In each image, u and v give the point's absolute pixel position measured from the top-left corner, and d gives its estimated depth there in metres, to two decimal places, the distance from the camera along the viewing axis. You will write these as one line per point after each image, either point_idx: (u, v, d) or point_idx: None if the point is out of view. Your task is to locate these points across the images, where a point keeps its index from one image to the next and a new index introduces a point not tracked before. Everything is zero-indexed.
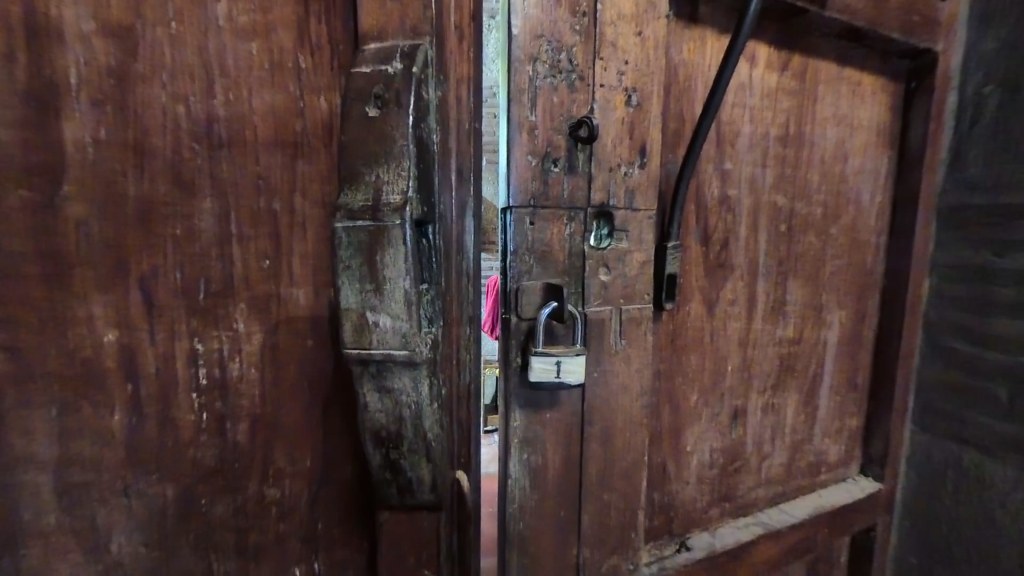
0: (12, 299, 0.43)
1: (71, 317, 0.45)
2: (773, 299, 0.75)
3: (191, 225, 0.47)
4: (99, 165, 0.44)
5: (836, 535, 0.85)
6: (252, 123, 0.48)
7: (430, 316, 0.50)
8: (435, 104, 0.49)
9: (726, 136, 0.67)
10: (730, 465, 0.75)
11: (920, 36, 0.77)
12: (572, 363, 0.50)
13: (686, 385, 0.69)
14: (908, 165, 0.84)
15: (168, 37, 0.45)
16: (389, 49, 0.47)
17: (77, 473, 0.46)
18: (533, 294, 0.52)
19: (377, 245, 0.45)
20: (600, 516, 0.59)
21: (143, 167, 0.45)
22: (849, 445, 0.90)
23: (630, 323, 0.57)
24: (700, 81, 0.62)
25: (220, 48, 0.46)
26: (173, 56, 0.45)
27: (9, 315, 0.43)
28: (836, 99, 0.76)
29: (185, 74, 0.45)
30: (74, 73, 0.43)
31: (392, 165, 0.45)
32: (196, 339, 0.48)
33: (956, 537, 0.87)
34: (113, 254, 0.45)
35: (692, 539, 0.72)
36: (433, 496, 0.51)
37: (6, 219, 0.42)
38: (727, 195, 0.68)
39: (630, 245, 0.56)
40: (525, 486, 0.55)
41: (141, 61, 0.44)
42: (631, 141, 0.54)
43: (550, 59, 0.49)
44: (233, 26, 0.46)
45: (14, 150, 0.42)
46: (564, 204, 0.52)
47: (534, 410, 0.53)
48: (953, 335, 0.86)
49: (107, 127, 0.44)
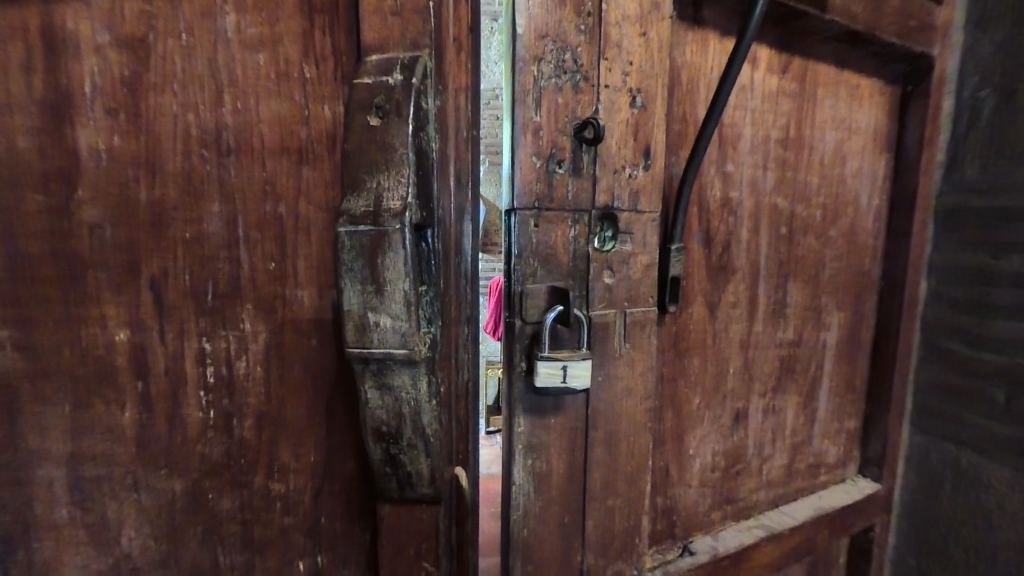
0: (28, 299, 0.44)
1: (85, 316, 0.45)
2: (774, 301, 0.75)
3: (200, 228, 0.46)
4: (113, 170, 0.44)
5: (835, 536, 0.85)
6: (259, 132, 0.47)
7: (432, 318, 0.49)
8: (434, 113, 0.48)
9: (728, 139, 0.67)
10: (732, 468, 0.75)
11: (917, 40, 0.78)
12: (578, 367, 0.49)
13: (688, 387, 0.68)
14: (905, 168, 0.84)
15: (179, 49, 0.44)
16: (390, 60, 0.46)
17: (84, 472, 0.46)
18: (538, 297, 0.51)
19: (378, 249, 0.45)
20: (605, 520, 0.58)
21: (155, 172, 0.45)
22: (847, 446, 0.90)
23: (634, 326, 0.57)
24: (703, 82, 0.62)
25: (229, 60, 0.45)
26: (183, 67, 0.44)
27: (25, 315, 0.44)
28: (834, 102, 0.77)
29: (196, 84, 0.45)
30: (89, 81, 0.43)
31: (392, 172, 0.45)
32: (205, 339, 0.47)
33: (954, 536, 0.88)
34: (124, 258, 0.45)
35: (695, 543, 0.71)
36: (433, 490, 0.50)
37: (24, 221, 0.43)
38: (729, 197, 0.68)
39: (634, 247, 0.56)
40: (528, 490, 0.54)
41: (154, 71, 0.44)
42: (636, 142, 0.54)
43: (555, 59, 0.49)
44: (242, 38, 0.45)
45: (33, 156, 0.43)
46: (569, 207, 0.52)
47: (538, 415, 0.53)
48: (950, 337, 0.87)
49: (120, 134, 0.44)
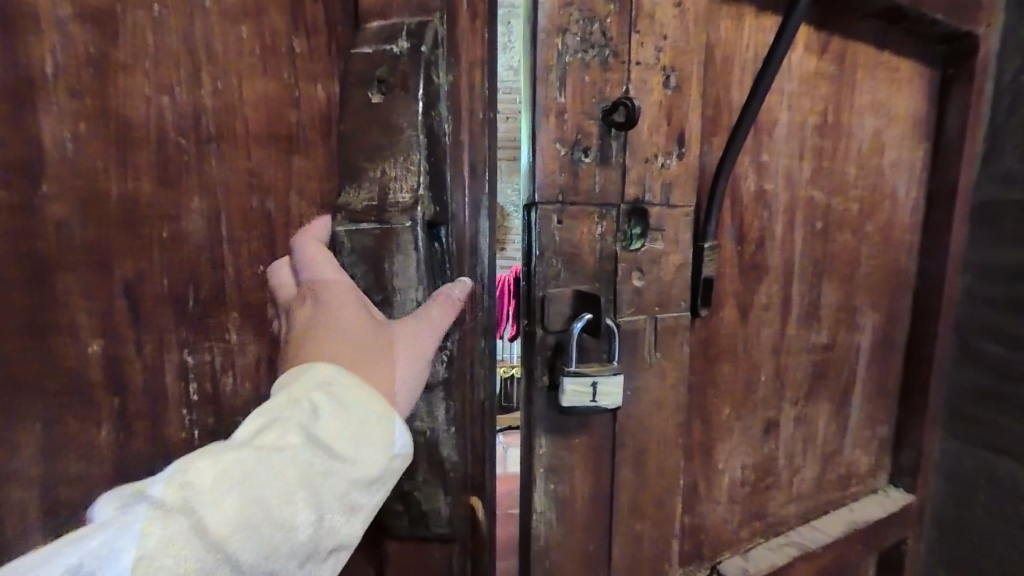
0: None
1: (53, 322, 0.38)
2: (808, 303, 0.70)
3: (179, 226, 0.40)
4: (82, 161, 0.37)
5: (867, 550, 0.80)
6: (243, 116, 0.40)
7: (453, 323, 0.41)
8: (445, 90, 0.41)
9: (763, 125, 0.61)
10: (761, 482, 0.70)
11: (963, 18, 0.71)
12: (608, 384, 0.43)
13: (717, 397, 0.63)
14: (945, 158, 0.78)
15: (151, 22, 0.37)
16: (393, 26, 0.40)
17: (66, 493, 0.39)
18: (562, 303, 0.45)
19: (384, 250, 0.40)
20: (632, 547, 0.53)
21: (127, 163, 0.38)
22: (878, 454, 0.85)
23: (666, 332, 0.51)
24: (739, 62, 0.56)
25: (205, 33, 0.39)
26: (157, 43, 0.38)
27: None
28: (873, 87, 0.71)
29: (168, 61, 0.38)
30: (51, 60, 0.36)
31: (399, 160, 0.40)
32: (186, 351, 0.41)
33: (989, 549, 0.83)
34: (96, 258, 0.38)
35: (724, 564, 0.66)
36: (448, 529, 0.45)
37: None
38: (763, 190, 0.62)
39: (666, 245, 0.50)
40: (550, 517, 0.48)
41: (123, 49, 0.37)
42: (669, 127, 0.48)
43: (581, 31, 0.43)
44: (220, 7, 0.39)
45: None
46: (595, 200, 0.46)
47: (562, 435, 0.47)
48: (984, 337, 0.82)
49: (87, 121, 0.37)
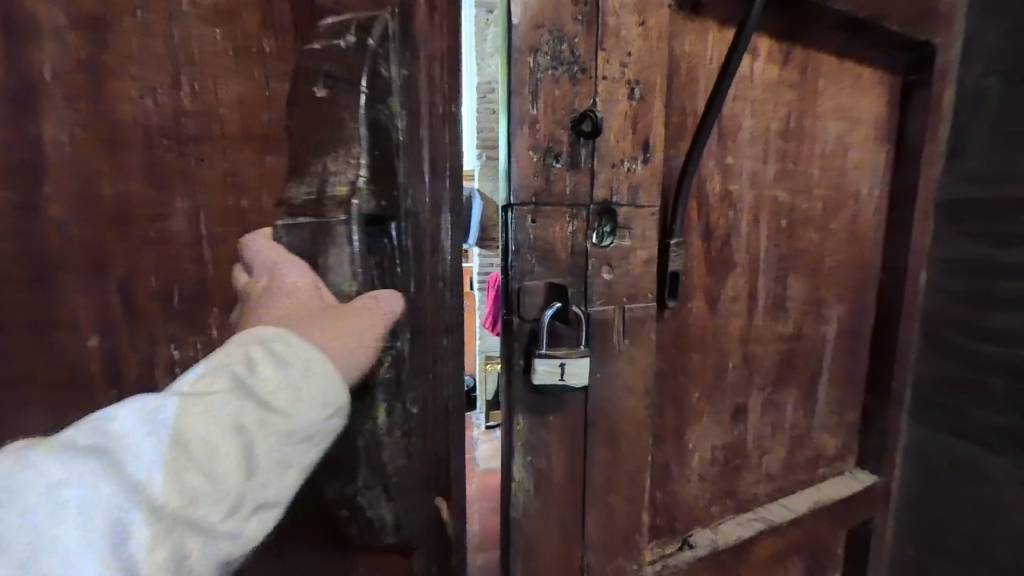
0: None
1: (51, 319, 0.41)
2: (775, 295, 0.75)
3: (167, 225, 0.44)
4: (70, 165, 0.41)
5: (834, 528, 0.85)
6: (220, 117, 0.45)
7: (386, 311, 0.44)
8: (398, 82, 0.47)
9: (728, 130, 0.66)
10: (731, 463, 0.75)
11: (920, 28, 0.76)
12: (576, 365, 0.49)
13: (688, 383, 0.68)
14: (907, 159, 0.83)
15: (136, 29, 0.41)
16: (343, 23, 0.45)
17: None
18: (536, 294, 0.50)
19: (320, 241, 0.44)
20: (606, 517, 0.58)
21: (118, 167, 0.42)
22: (846, 438, 0.90)
23: (634, 322, 0.56)
24: (703, 73, 0.61)
25: (187, 36, 0.43)
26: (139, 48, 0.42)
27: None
28: (835, 93, 0.76)
29: (154, 69, 0.42)
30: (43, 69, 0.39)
31: (341, 153, 0.44)
32: (175, 344, 0.46)
33: (950, 527, 0.89)
34: (85, 258, 0.42)
35: (694, 537, 0.71)
36: (399, 535, 0.50)
37: None
38: (729, 190, 0.67)
39: (633, 242, 0.55)
40: (528, 489, 0.53)
41: (110, 54, 0.41)
42: (634, 135, 0.53)
43: (552, 50, 0.48)
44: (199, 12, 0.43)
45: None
46: (567, 201, 0.51)
47: (538, 415, 0.52)
48: (950, 329, 0.87)
49: (77, 126, 0.41)
